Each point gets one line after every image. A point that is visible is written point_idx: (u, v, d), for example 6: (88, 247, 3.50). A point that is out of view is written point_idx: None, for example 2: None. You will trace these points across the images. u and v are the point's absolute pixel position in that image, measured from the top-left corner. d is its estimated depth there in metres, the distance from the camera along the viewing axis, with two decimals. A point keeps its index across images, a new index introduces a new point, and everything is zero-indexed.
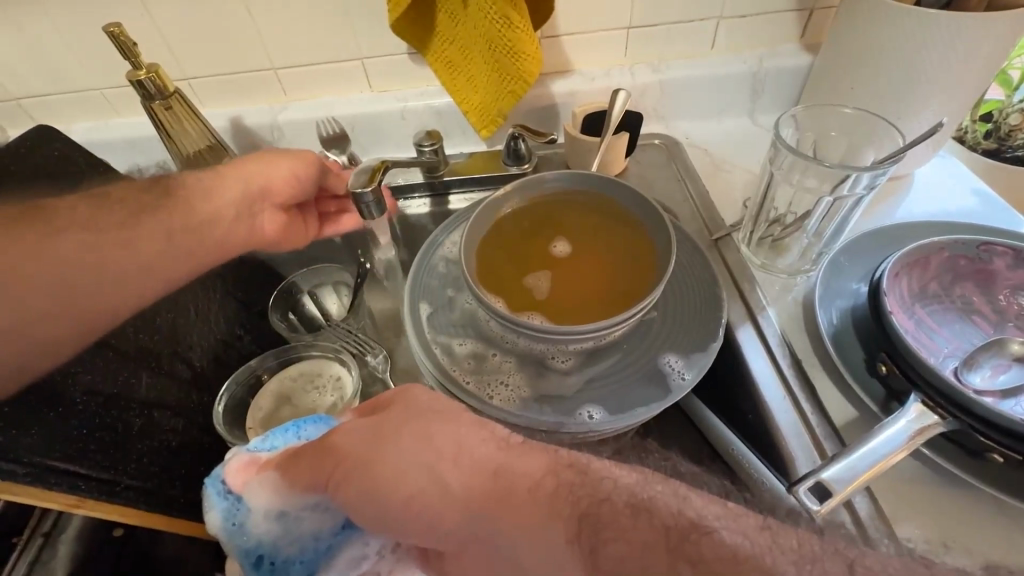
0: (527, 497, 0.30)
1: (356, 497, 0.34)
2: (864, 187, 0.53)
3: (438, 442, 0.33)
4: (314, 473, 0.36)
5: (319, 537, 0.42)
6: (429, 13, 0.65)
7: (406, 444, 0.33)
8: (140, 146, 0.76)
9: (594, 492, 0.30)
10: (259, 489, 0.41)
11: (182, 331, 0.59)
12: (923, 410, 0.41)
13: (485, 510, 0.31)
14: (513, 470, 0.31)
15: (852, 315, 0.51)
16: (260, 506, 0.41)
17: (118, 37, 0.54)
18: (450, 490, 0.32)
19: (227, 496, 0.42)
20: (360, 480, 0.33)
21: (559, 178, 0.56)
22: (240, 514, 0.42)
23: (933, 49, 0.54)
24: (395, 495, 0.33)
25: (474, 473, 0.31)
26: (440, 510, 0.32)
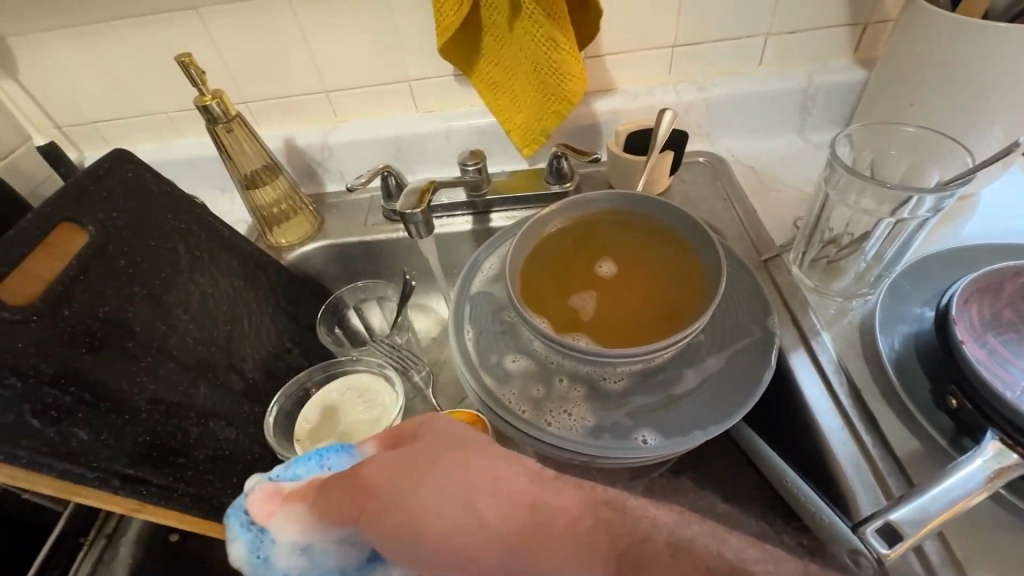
0: (561, 533, 0.27)
1: (390, 533, 0.32)
2: (928, 210, 0.51)
3: (470, 468, 0.31)
4: (345, 506, 0.35)
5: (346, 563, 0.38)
6: (474, 36, 0.66)
7: (438, 474, 0.31)
8: (200, 165, 0.80)
9: (629, 531, 0.27)
10: (285, 523, 0.40)
11: (236, 343, 0.60)
12: (1001, 448, 0.37)
13: (518, 551, 0.27)
14: (545, 505, 0.28)
15: (915, 341, 0.48)
16: (287, 540, 0.40)
17: (188, 66, 0.58)
18: (486, 527, 0.28)
19: (250, 528, 0.43)
20: (396, 512, 0.31)
21: (605, 198, 0.56)
22: (263, 547, 0.41)
23: (1002, 66, 0.51)
24: (430, 531, 0.30)
25: (513, 507, 0.28)
26: (477, 551, 0.28)
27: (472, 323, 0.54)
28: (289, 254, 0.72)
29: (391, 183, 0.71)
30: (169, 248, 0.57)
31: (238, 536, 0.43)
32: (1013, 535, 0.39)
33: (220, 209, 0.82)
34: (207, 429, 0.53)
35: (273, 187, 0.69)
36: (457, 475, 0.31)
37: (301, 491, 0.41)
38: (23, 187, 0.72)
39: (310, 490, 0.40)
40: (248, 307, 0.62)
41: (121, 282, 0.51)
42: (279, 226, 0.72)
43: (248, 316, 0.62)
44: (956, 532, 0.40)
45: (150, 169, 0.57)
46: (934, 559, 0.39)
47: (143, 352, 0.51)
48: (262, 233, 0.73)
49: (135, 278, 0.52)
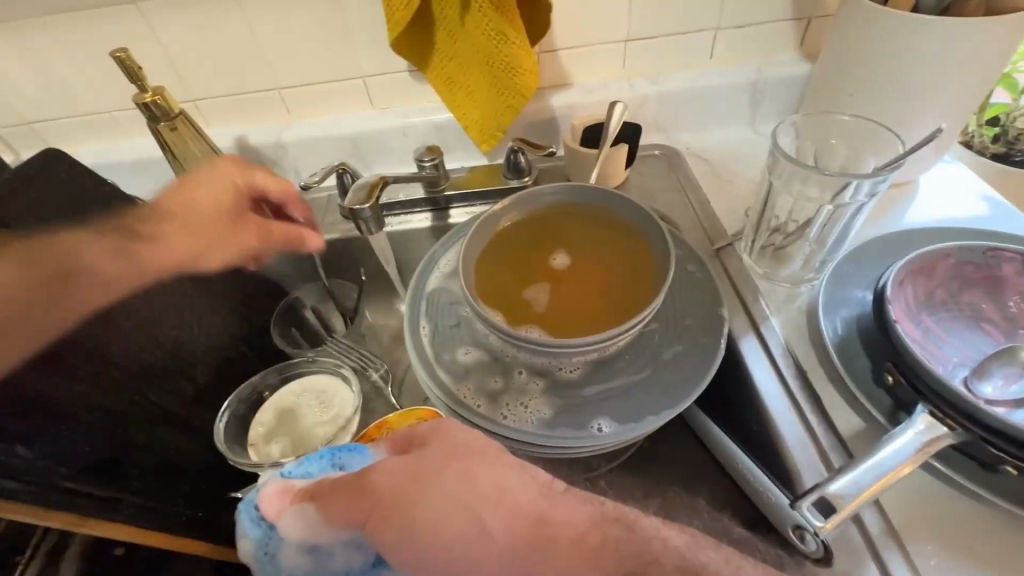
0: (567, 550, 0.27)
1: (397, 538, 0.31)
2: (865, 195, 0.52)
3: (474, 474, 0.31)
4: (352, 506, 0.33)
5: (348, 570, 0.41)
6: (426, 32, 0.66)
7: (447, 484, 0.31)
8: (145, 166, 0.77)
9: (641, 553, 0.27)
10: (292, 521, 0.39)
11: (185, 348, 0.58)
12: (932, 421, 0.40)
13: (523, 562, 0.28)
14: (554, 521, 0.29)
15: (857, 322, 0.50)
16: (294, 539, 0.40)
17: (124, 62, 0.56)
18: (490, 536, 0.29)
19: (259, 523, 0.43)
20: (401, 516, 0.31)
21: (556, 191, 0.56)
22: (271, 544, 0.42)
23: (930, 58, 0.54)
24: (434, 538, 0.29)
25: (521, 518, 0.29)
26: (479, 561, 0.28)
27: (428, 319, 0.54)
28: None
29: (346, 181, 0.70)
30: None
31: (246, 531, 0.44)
32: (946, 503, 0.42)
33: None
34: (156, 435, 0.53)
35: None
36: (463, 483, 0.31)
37: (325, 489, 0.37)
38: None
39: (337, 488, 0.36)
40: (197, 312, 0.60)
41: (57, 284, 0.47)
42: None
43: (198, 320, 0.60)
44: (894, 503, 0.42)
45: (86, 170, 0.55)
46: (873, 531, 0.40)
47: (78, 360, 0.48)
48: None
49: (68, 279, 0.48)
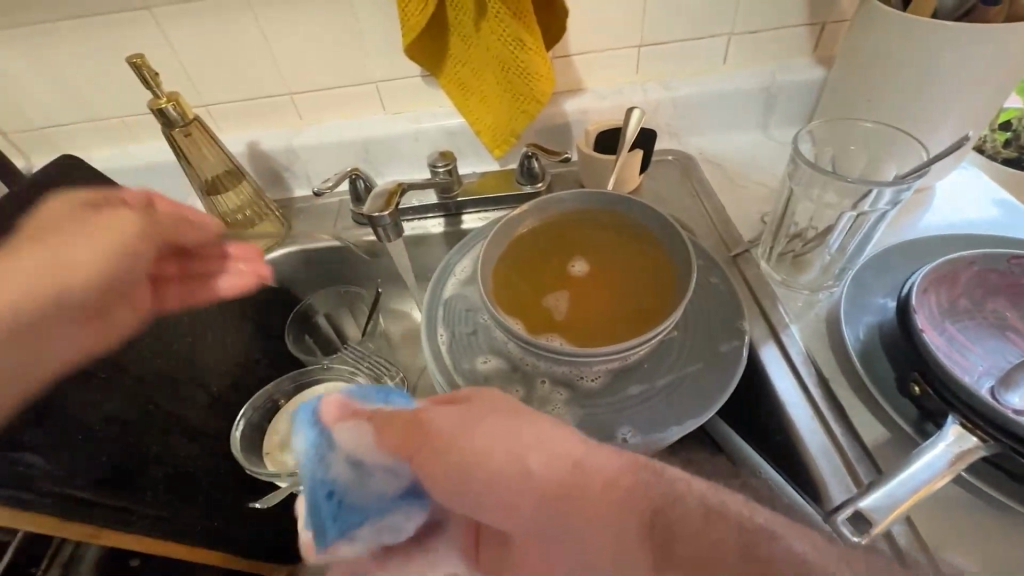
0: (602, 493, 0.26)
1: (439, 474, 0.29)
2: (887, 203, 0.52)
3: (507, 427, 0.28)
4: (411, 434, 0.30)
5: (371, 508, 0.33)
6: (440, 37, 0.65)
7: (490, 426, 0.28)
8: (157, 171, 0.77)
9: (668, 495, 0.26)
10: (356, 433, 0.32)
11: (199, 355, 0.57)
12: (962, 432, 0.39)
13: (556, 504, 0.26)
14: (590, 465, 0.27)
15: (879, 331, 0.50)
16: (347, 451, 0.32)
17: (140, 67, 0.55)
18: (531, 477, 0.27)
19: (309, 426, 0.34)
20: (446, 455, 0.28)
21: (575, 197, 0.56)
22: (316, 452, 0.33)
23: (950, 64, 0.53)
24: (475, 478, 0.28)
25: (555, 461, 0.27)
26: (515, 497, 0.27)
27: (445, 326, 0.54)
28: None
29: (359, 186, 0.70)
30: None
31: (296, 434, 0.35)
32: (974, 516, 0.41)
33: None
34: (172, 443, 0.52)
35: (236, 192, 0.67)
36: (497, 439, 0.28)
37: (396, 413, 0.32)
38: None
39: (408, 416, 0.31)
40: (211, 318, 0.59)
41: None
42: (244, 233, 0.70)
43: (211, 327, 0.59)
44: (922, 516, 0.41)
45: (102, 176, 0.55)
46: (902, 543, 0.40)
47: (98, 368, 0.48)
48: None
49: None
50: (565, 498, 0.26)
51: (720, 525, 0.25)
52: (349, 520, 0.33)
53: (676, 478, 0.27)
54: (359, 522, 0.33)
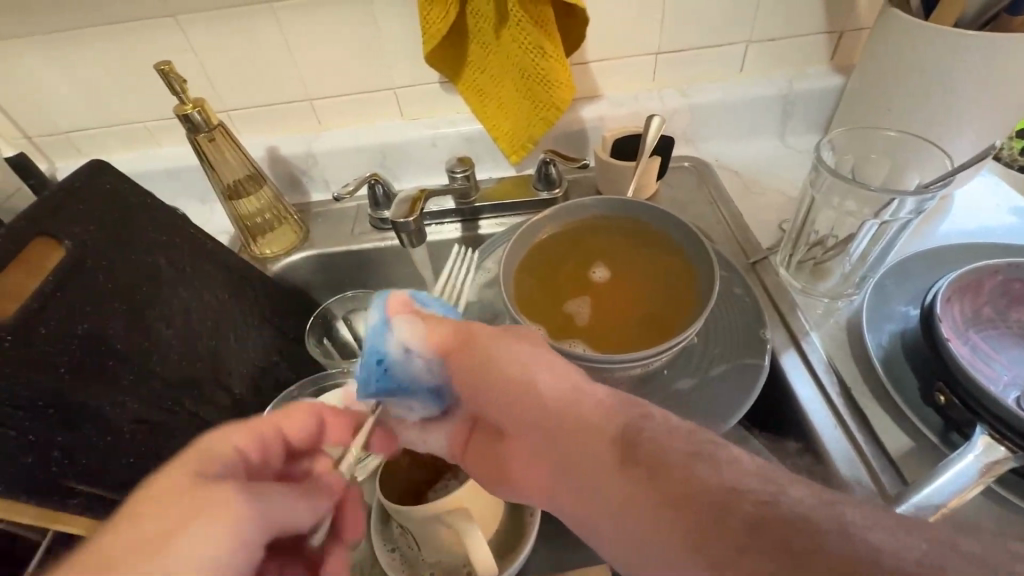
0: (591, 410, 0.33)
1: (474, 376, 0.38)
2: (910, 212, 0.52)
3: (523, 356, 0.37)
4: (460, 342, 0.39)
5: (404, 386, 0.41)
6: (461, 44, 0.66)
7: (519, 348, 0.37)
8: (179, 175, 0.78)
9: (643, 421, 0.32)
10: (415, 329, 0.40)
11: (224, 358, 0.57)
12: (990, 443, 0.39)
13: (546, 412, 0.34)
14: (584, 391, 0.34)
15: (902, 339, 0.50)
16: (404, 341, 0.40)
17: (167, 74, 0.56)
18: (537, 388, 0.35)
19: (379, 316, 0.42)
20: (481, 362, 0.37)
21: (599, 204, 0.56)
22: (379, 338, 0.41)
23: (973, 72, 0.53)
24: (498, 381, 0.36)
25: (558, 384, 0.35)
26: (522, 401, 0.35)
27: None
28: (274, 265, 0.71)
29: (378, 191, 0.70)
30: (147, 259, 0.54)
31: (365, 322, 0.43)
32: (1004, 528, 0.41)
33: (200, 220, 0.80)
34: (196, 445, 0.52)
35: (257, 196, 0.68)
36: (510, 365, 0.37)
37: (448, 322, 0.40)
38: None
39: (460, 326, 0.40)
40: (233, 322, 0.60)
41: (101, 298, 0.49)
42: (263, 236, 0.71)
43: (234, 330, 0.59)
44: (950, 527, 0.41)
45: (128, 179, 0.55)
46: None
47: (124, 370, 0.48)
48: (247, 244, 0.71)
49: (115, 293, 0.50)
50: (557, 409, 0.34)
51: (674, 440, 0.30)
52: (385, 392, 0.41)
53: (650, 409, 0.33)
54: (393, 393, 0.41)
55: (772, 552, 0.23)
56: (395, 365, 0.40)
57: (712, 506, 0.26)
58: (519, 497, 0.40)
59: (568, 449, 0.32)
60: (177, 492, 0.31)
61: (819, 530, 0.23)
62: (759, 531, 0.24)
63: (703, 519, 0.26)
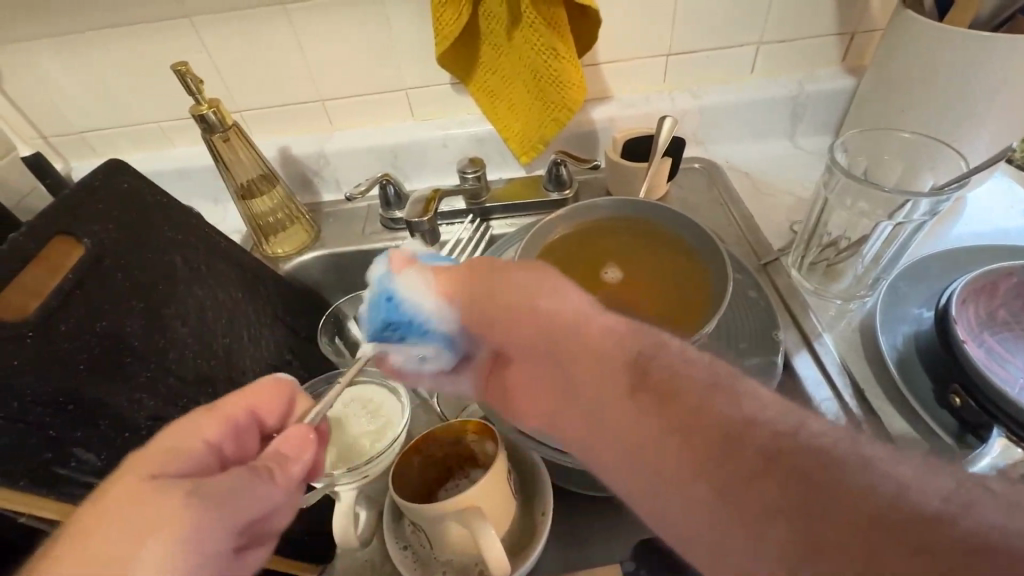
0: (602, 338, 0.34)
1: (497, 317, 0.39)
2: (924, 214, 0.52)
3: (539, 291, 0.38)
4: (478, 287, 0.40)
5: (413, 334, 0.41)
6: (472, 45, 0.66)
7: (538, 284, 0.38)
8: (192, 175, 0.79)
9: (655, 347, 0.33)
10: (423, 280, 0.41)
11: (237, 356, 0.58)
12: (1008, 444, 0.38)
13: (562, 340, 0.36)
14: (597, 323, 0.35)
15: (916, 341, 0.49)
16: (412, 292, 0.41)
17: (184, 74, 0.57)
18: (554, 319, 0.36)
19: (380, 273, 0.42)
20: (503, 300, 0.39)
21: (612, 204, 0.57)
22: (386, 291, 0.41)
23: (987, 73, 0.53)
24: (518, 316, 0.38)
25: (574, 315, 0.36)
26: (541, 333, 0.37)
27: None
28: (285, 264, 0.72)
29: (389, 192, 0.71)
30: (163, 257, 0.55)
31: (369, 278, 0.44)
32: None
33: (212, 220, 0.80)
34: None
35: (270, 196, 0.68)
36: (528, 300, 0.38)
37: (456, 271, 0.41)
38: (9, 199, 0.71)
39: (472, 274, 0.41)
40: (246, 321, 0.60)
41: (118, 297, 0.49)
42: (275, 236, 0.71)
43: (247, 329, 0.60)
44: None
45: (146, 179, 0.56)
46: None
47: (142, 368, 0.49)
48: (258, 243, 0.72)
49: (132, 291, 0.51)
50: (569, 339, 0.35)
51: (696, 371, 0.30)
52: (393, 338, 0.42)
53: (665, 339, 0.33)
54: (401, 340, 0.42)
55: (785, 488, 0.25)
56: (404, 312, 0.41)
57: (725, 439, 0.27)
58: (525, 423, 0.44)
59: (582, 380, 0.34)
60: (128, 503, 0.30)
61: (838, 466, 0.24)
62: (770, 464, 0.25)
63: (716, 451, 0.27)
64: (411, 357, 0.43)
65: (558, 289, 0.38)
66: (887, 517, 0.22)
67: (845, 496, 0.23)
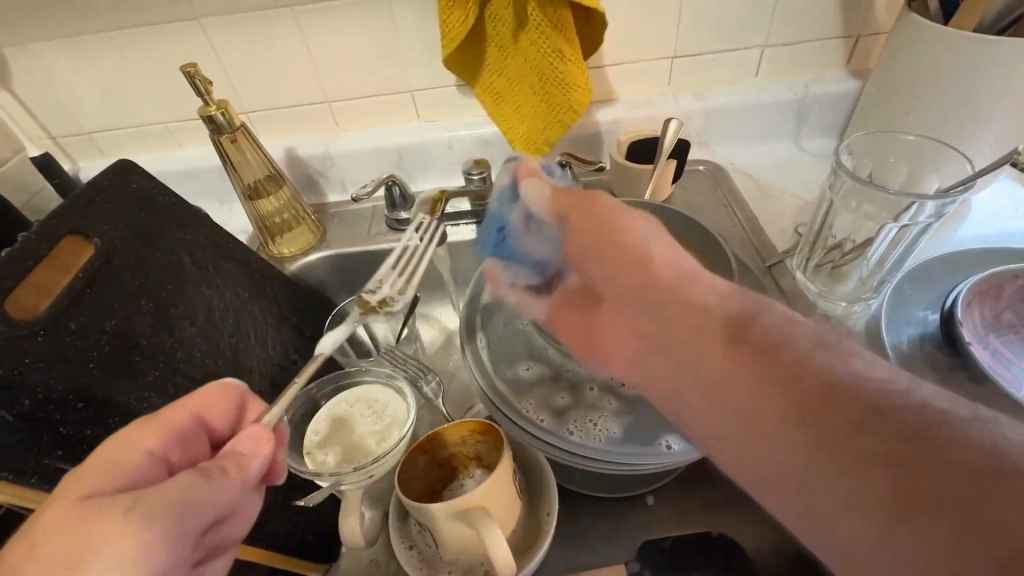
0: (701, 291, 0.36)
1: (597, 248, 0.42)
2: (930, 216, 0.52)
3: (642, 228, 0.41)
4: (585, 209, 0.44)
5: (513, 254, 0.51)
6: (479, 47, 0.66)
7: (645, 230, 0.41)
8: (199, 176, 0.79)
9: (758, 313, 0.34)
10: (536, 196, 0.49)
11: (243, 355, 0.58)
12: None
13: (661, 291, 0.37)
14: (700, 281, 0.37)
15: (922, 343, 0.49)
16: (523, 206, 0.50)
17: (193, 75, 0.57)
18: (654, 270, 0.38)
19: (508, 184, 0.52)
20: (607, 234, 0.42)
21: (618, 205, 0.57)
22: (504, 207, 0.52)
23: (993, 76, 0.53)
24: (617, 251, 0.40)
25: (677, 269, 0.38)
26: (641, 276, 0.38)
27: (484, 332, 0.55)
28: (291, 265, 0.72)
29: (395, 193, 0.71)
30: (172, 256, 0.55)
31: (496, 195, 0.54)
32: None
33: (218, 220, 0.81)
34: None
35: (276, 197, 0.69)
36: (623, 242, 0.41)
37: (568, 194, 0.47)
38: (16, 198, 0.72)
39: (581, 196, 0.45)
40: (253, 320, 0.60)
41: (127, 296, 0.50)
42: (281, 236, 0.72)
43: (253, 329, 0.60)
44: None
45: (154, 179, 0.56)
46: None
47: (151, 366, 0.49)
48: (264, 243, 0.72)
49: (141, 291, 0.51)
50: (672, 289, 0.37)
51: (794, 333, 0.32)
52: (498, 252, 0.52)
53: (767, 307, 0.35)
54: (505, 257, 0.51)
55: (893, 435, 0.25)
56: (513, 233, 0.50)
57: (824, 392, 0.28)
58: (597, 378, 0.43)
59: (677, 323, 0.35)
60: (70, 526, 0.29)
61: (946, 424, 0.25)
62: (878, 417, 0.26)
63: (807, 398, 0.28)
64: (513, 275, 0.52)
65: (670, 244, 0.40)
66: (999, 473, 0.22)
67: (952, 454, 0.24)
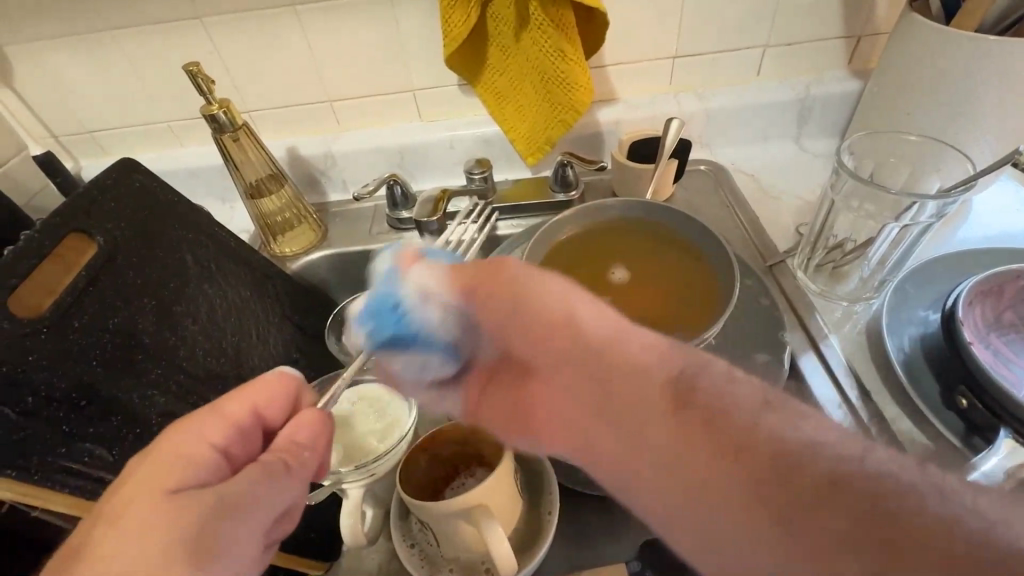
0: (641, 364, 0.33)
1: (515, 322, 0.40)
2: (931, 216, 0.52)
3: (554, 289, 0.38)
4: (481, 280, 0.40)
5: (418, 342, 0.43)
6: (480, 47, 0.67)
7: (553, 288, 0.38)
8: (201, 175, 0.79)
9: (705, 376, 0.32)
10: (426, 273, 0.42)
11: (245, 353, 0.58)
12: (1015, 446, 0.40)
13: (600, 359, 0.35)
14: (634, 339, 0.35)
15: (922, 343, 0.50)
16: (421, 285, 0.42)
17: (195, 75, 0.57)
18: (578, 330, 0.36)
19: (390, 271, 0.43)
20: (516, 307, 0.39)
21: (619, 206, 0.57)
22: (393, 284, 0.42)
23: (994, 76, 0.53)
24: (536, 319, 0.38)
25: (608, 326, 0.36)
26: (566, 341, 0.37)
27: None
28: (293, 263, 0.72)
29: (396, 192, 0.72)
30: (174, 255, 0.55)
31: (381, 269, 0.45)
32: None
33: (220, 219, 0.81)
34: None
35: (278, 196, 0.69)
36: (521, 310, 0.39)
37: (467, 266, 0.42)
38: (20, 197, 0.72)
39: (474, 265, 0.41)
40: (256, 319, 0.60)
41: (130, 294, 0.50)
42: (283, 235, 0.72)
43: (256, 327, 0.60)
44: None
45: (156, 177, 0.56)
46: None
47: (154, 364, 0.49)
48: (267, 242, 0.72)
49: (144, 289, 0.51)
50: (604, 352, 0.35)
51: (742, 392, 0.30)
52: (395, 348, 0.43)
53: (706, 359, 0.33)
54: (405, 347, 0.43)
55: (851, 515, 0.24)
56: (410, 314, 0.42)
57: (781, 466, 0.27)
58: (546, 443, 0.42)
59: (613, 397, 0.33)
60: (156, 514, 0.32)
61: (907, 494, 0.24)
62: (836, 489, 0.25)
63: (769, 476, 0.27)
64: (419, 368, 0.45)
65: (582, 295, 0.38)
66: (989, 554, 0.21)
67: (918, 534, 0.22)
